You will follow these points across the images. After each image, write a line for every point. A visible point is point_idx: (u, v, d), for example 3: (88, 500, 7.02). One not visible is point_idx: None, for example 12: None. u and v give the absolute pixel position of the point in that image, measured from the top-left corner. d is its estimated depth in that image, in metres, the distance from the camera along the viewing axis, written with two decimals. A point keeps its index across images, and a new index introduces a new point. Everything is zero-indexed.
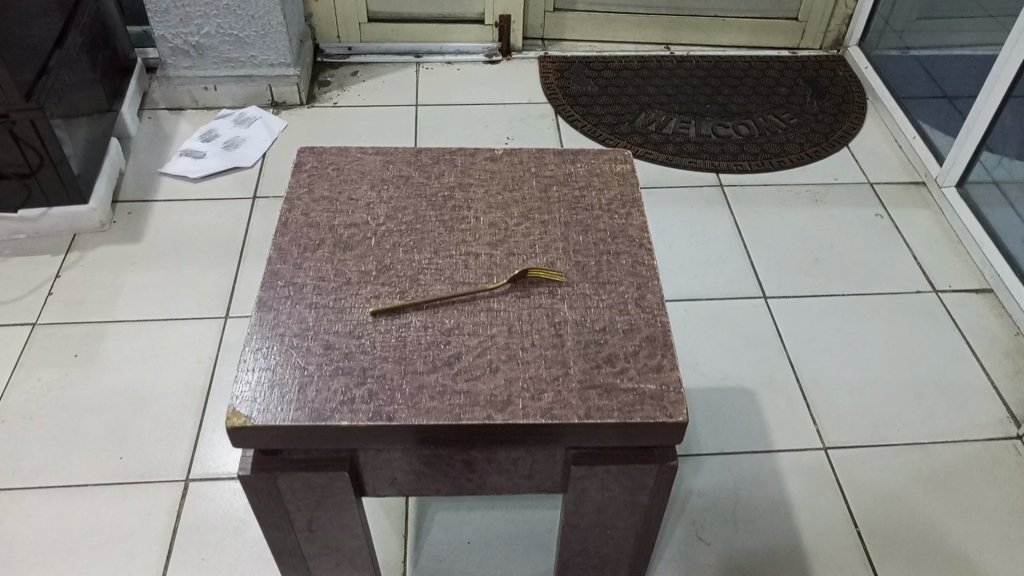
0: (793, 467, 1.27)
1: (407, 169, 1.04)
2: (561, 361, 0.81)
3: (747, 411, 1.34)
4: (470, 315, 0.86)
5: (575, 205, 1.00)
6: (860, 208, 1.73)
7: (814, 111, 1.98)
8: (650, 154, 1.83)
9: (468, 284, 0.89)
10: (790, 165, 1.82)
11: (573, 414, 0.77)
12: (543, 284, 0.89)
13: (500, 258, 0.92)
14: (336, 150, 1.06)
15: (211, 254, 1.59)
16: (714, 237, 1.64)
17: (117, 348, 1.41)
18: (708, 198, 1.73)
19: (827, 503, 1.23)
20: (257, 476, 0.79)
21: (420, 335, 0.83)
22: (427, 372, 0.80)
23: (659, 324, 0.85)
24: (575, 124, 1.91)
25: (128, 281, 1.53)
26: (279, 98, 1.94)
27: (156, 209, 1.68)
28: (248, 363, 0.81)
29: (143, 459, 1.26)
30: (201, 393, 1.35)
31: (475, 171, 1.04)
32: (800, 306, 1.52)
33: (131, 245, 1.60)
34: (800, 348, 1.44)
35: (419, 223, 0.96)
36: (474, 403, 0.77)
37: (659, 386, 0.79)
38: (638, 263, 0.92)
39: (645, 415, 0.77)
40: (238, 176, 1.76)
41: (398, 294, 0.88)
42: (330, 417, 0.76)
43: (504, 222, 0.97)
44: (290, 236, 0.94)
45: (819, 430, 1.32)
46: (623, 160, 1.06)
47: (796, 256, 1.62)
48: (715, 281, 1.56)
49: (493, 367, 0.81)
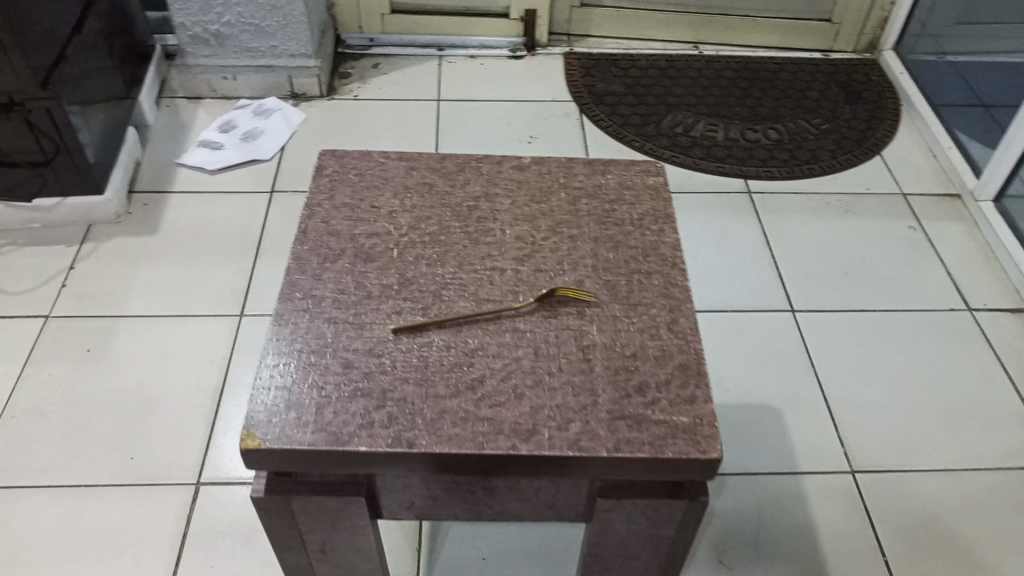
0: (818, 492, 1.23)
1: (431, 176, 1.00)
2: (589, 390, 0.78)
3: (771, 431, 1.30)
4: (495, 336, 0.82)
5: (605, 219, 0.96)
6: (892, 220, 1.68)
7: (846, 117, 1.92)
8: (676, 158, 1.78)
9: (493, 301, 0.86)
10: (820, 172, 1.77)
11: (601, 447, 0.74)
12: (571, 304, 0.86)
13: (526, 274, 0.89)
14: (359, 154, 1.02)
15: (227, 249, 1.56)
16: (740, 246, 1.60)
17: (129, 344, 1.39)
18: (735, 205, 1.69)
19: (853, 530, 1.19)
20: (269, 498, 0.76)
21: (443, 356, 0.80)
22: (449, 397, 0.77)
23: (692, 351, 0.82)
24: (600, 124, 1.87)
25: (143, 274, 1.50)
26: (299, 90, 1.90)
27: (172, 201, 1.65)
28: (263, 380, 0.77)
29: (152, 461, 1.24)
30: (213, 393, 1.32)
31: (502, 181, 1.00)
32: (828, 321, 1.47)
33: (146, 237, 1.57)
34: (828, 366, 1.40)
35: (443, 235, 0.93)
36: (498, 432, 0.74)
37: (692, 419, 0.76)
38: (671, 284, 0.88)
39: (678, 450, 0.74)
40: (256, 169, 1.73)
41: (420, 311, 0.84)
42: (347, 441, 0.73)
43: (531, 236, 0.93)
44: (310, 244, 0.91)
45: (846, 453, 1.28)
46: (655, 172, 1.02)
47: (825, 269, 1.57)
48: (741, 293, 1.51)
49: (519, 393, 0.77)
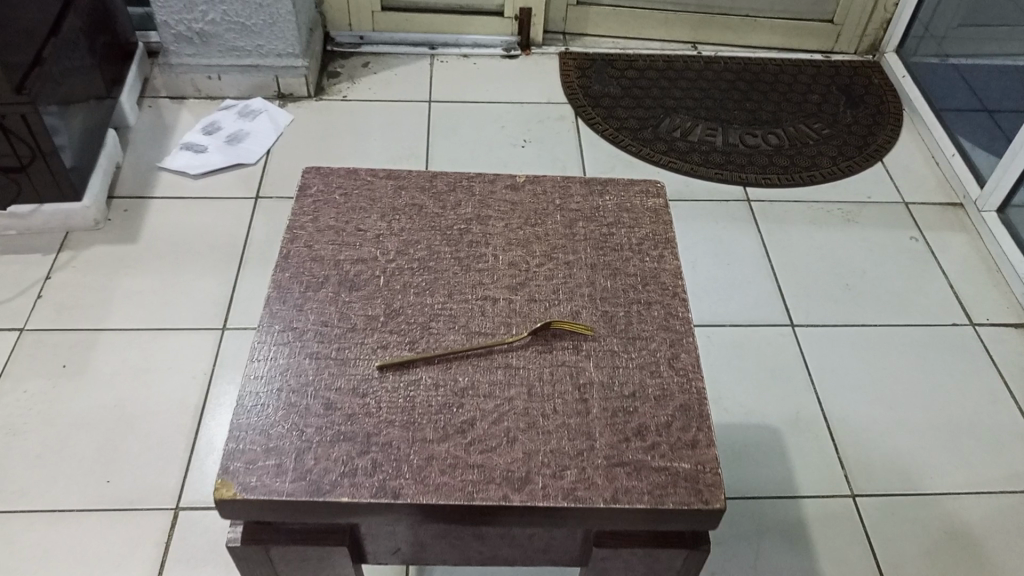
0: (819, 517, 1.19)
1: (420, 197, 0.96)
2: (585, 433, 0.74)
3: (771, 452, 1.27)
4: (486, 373, 0.78)
5: (602, 243, 0.91)
6: (894, 230, 1.64)
7: (847, 122, 1.88)
8: (674, 164, 1.73)
9: (484, 334, 0.81)
10: (821, 180, 1.73)
11: (598, 497, 0.69)
12: (566, 338, 0.81)
13: (520, 305, 0.84)
14: (344, 172, 0.97)
15: (211, 259, 1.51)
16: (739, 257, 1.56)
17: (108, 360, 1.33)
18: (734, 214, 1.64)
19: (854, 557, 1.15)
20: (247, 547, 0.72)
21: (431, 397, 0.76)
22: (437, 441, 0.73)
23: (694, 391, 0.78)
24: (596, 128, 1.82)
25: (124, 284, 1.45)
26: (286, 90, 1.85)
27: (154, 206, 1.59)
28: (240, 422, 0.73)
29: (130, 484, 1.19)
30: (195, 410, 1.28)
31: (494, 202, 0.96)
32: (829, 336, 1.44)
33: (125, 245, 1.52)
34: (829, 384, 1.36)
35: (433, 261, 0.88)
36: (488, 481, 0.70)
37: (694, 466, 0.72)
38: (672, 315, 0.84)
39: (678, 501, 0.70)
40: (241, 173, 1.68)
41: (407, 345, 0.80)
42: (328, 491, 0.69)
43: (525, 262, 0.89)
44: (293, 270, 0.86)
45: (847, 475, 1.24)
46: (655, 193, 0.98)
47: (826, 282, 1.53)
48: (740, 307, 1.47)
49: (511, 438, 0.73)
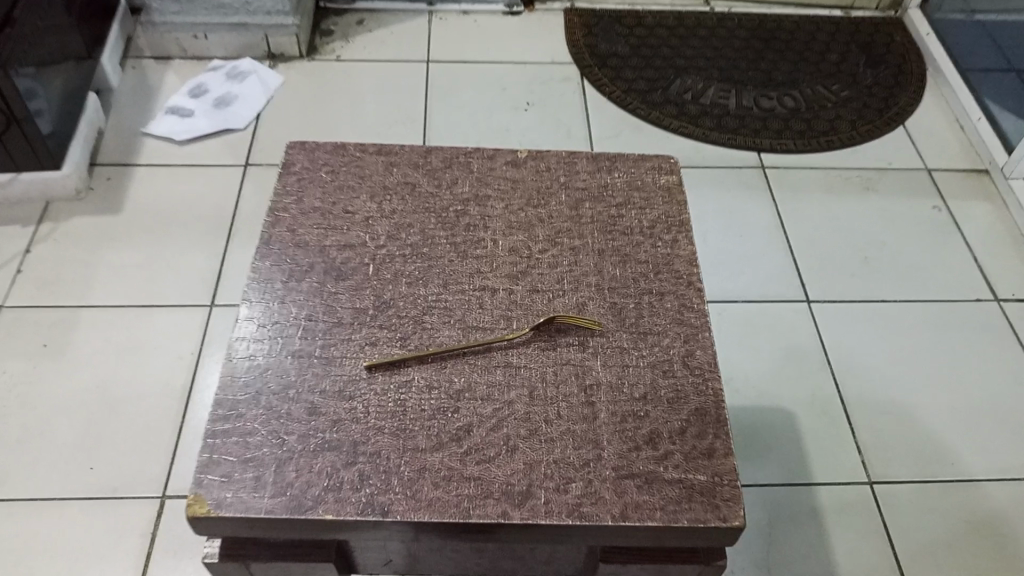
0: (835, 505, 1.14)
1: (413, 174, 0.88)
2: (592, 441, 0.68)
3: (785, 436, 1.21)
4: (484, 373, 0.72)
5: (610, 227, 0.84)
6: (916, 199, 1.56)
7: (867, 83, 1.78)
8: (685, 129, 1.65)
9: (482, 330, 0.75)
10: (839, 145, 1.64)
11: (606, 513, 0.64)
12: (572, 333, 0.75)
13: (521, 296, 0.78)
14: (331, 147, 0.90)
15: (198, 231, 1.44)
16: (753, 229, 1.49)
17: (90, 339, 1.28)
18: (748, 182, 1.56)
19: (871, 549, 1.10)
20: (226, 563, 0.67)
21: (424, 400, 0.69)
22: (430, 451, 0.66)
23: (711, 393, 0.71)
24: (603, 90, 1.73)
25: (107, 259, 1.38)
26: (276, 50, 1.76)
27: (138, 174, 1.52)
28: (216, 429, 0.67)
29: (114, 471, 1.14)
30: (182, 393, 1.22)
31: (493, 180, 0.88)
32: (847, 313, 1.37)
33: (108, 216, 1.45)
34: (846, 364, 1.30)
35: (427, 247, 0.81)
36: (486, 496, 0.64)
37: (710, 478, 0.66)
38: (686, 307, 0.77)
39: (693, 518, 0.64)
40: (229, 139, 1.60)
41: (398, 342, 0.73)
42: (311, 508, 0.63)
43: (527, 247, 0.82)
44: (276, 256, 0.79)
45: (865, 461, 1.19)
46: (669, 170, 0.90)
47: (844, 255, 1.46)
48: (753, 282, 1.40)
49: (512, 446, 0.67)
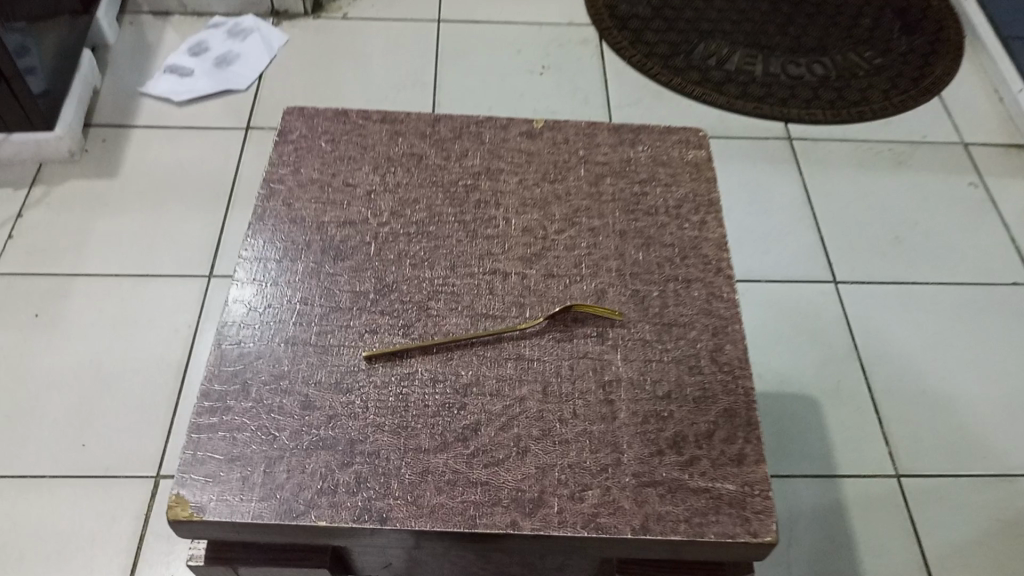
0: (860, 499, 1.08)
1: (419, 144, 0.82)
2: (610, 444, 0.62)
3: (808, 425, 1.15)
4: (494, 365, 0.66)
5: (633, 205, 0.78)
6: (951, 175, 1.48)
7: (901, 50, 1.69)
8: (708, 97, 1.56)
9: (492, 318, 0.69)
10: (870, 116, 1.56)
11: (626, 525, 0.58)
12: (590, 324, 0.69)
13: (535, 281, 0.72)
14: (332, 113, 0.84)
15: (197, 196, 1.38)
16: (778, 205, 1.41)
17: (83, 309, 1.22)
18: (774, 155, 1.49)
19: (896, 546, 1.05)
20: (212, 567, 0.62)
21: (428, 395, 0.64)
22: (434, 451, 0.61)
23: (741, 393, 0.66)
24: (623, 54, 1.64)
25: (103, 225, 1.33)
26: (280, 7, 1.68)
27: (134, 137, 1.45)
28: (201, 423, 0.61)
29: (107, 449, 1.09)
30: (179, 367, 1.17)
31: (506, 151, 0.82)
32: (875, 295, 1.30)
33: (103, 181, 1.38)
34: (873, 350, 1.24)
35: (434, 224, 0.75)
36: (494, 503, 0.59)
37: (740, 487, 0.60)
38: (715, 297, 0.71)
39: (721, 531, 0.58)
40: (230, 100, 1.53)
41: (401, 330, 0.67)
42: (303, 513, 0.57)
43: (542, 227, 0.76)
44: (272, 231, 0.74)
45: (891, 453, 1.13)
46: (696, 145, 0.83)
47: (873, 234, 1.38)
48: (778, 261, 1.33)
49: (523, 448, 0.61)
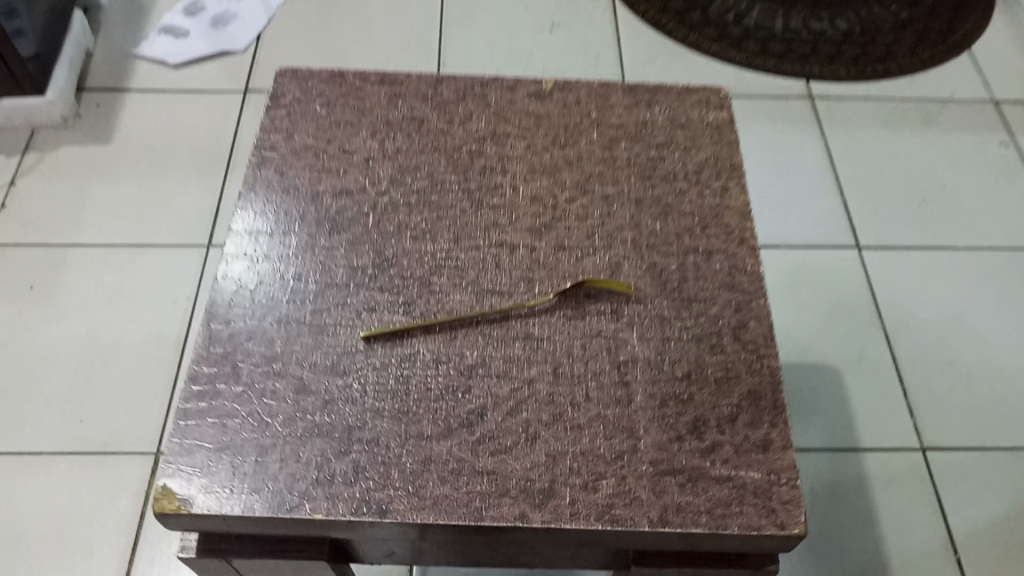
0: (883, 474, 1.04)
1: (421, 107, 0.77)
2: (626, 430, 0.58)
3: (829, 397, 1.11)
4: (501, 346, 0.62)
5: (649, 171, 0.73)
6: (981, 134, 1.41)
7: (929, 3, 1.61)
8: (725, 55, 1.50)
9: (499, 294, 0.64)
10: (896, 73, 1.49)
11: (642, 517, 0.54)
12: (604, 300, 0.64)
13: (545, 254, 0.67)
14: (328, 75, 0.78)
15: (194, 163, 1.33)
16: (799, 167, 1.35)
17: (79, 281, 1.19)
18: (794, 115, 1.42)
19: (920, 523, 1.01)
20: (203, 559, 0.58)
21: (431, 378, 0.60)
22: (437, 439, 0.57)
23: (766, 374, 0.61)
24: (636, 10, 1.57)
25: (98, 194, 1.28)
26: None
27: (129, 101, 1.40)
28: (189, 409, 0.57)
29: (105, 425, 1.06)
30: (178, 341, 1.14)
31: (514, 114, 0.76)
32: (900, 262, 1.25)
33: (97, 147, 1.34)
34: (898, 319, 1.19)
35: (437, 193, 0.70)
36: (502, 494, 0.55)
37: (765, 476, 0.56)
38: (738, 270, 0.67)
39: (745, 523, 0.54)
40: (228, 62, 1.47)
41: (401, 308, 0.63)
42: (297, 506, 0.54)
43: (552, 195, 0.71)
44: (266, 202, 0.69)
45: (916, 426, 1.09)
46: (717, 106, 0.78)
47: (898, 197, 1.32)
48: (799, 226, 1.28)
49: (532, 435, 0.57)
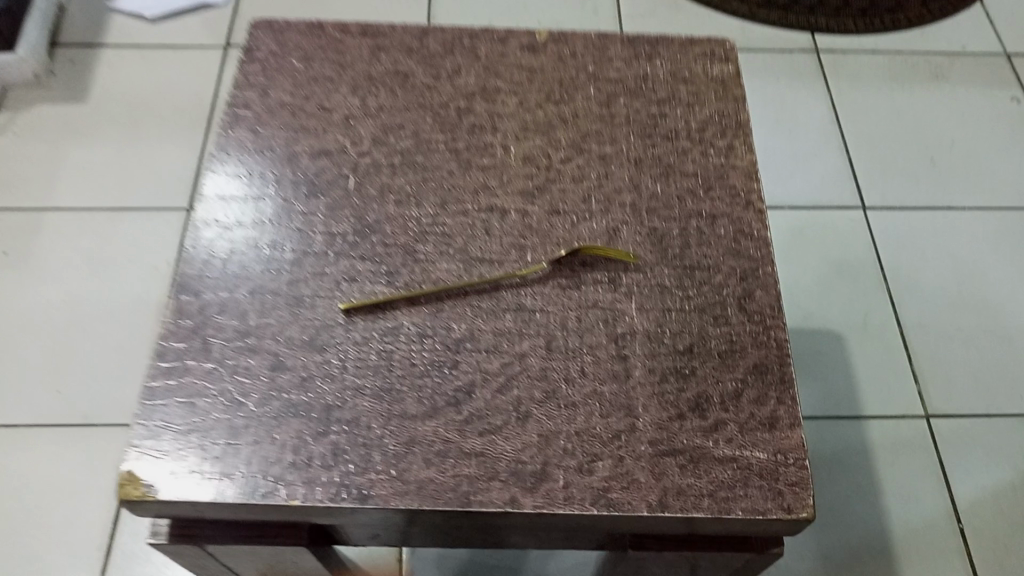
0: (888, 442, 1.02)
1: (405, 61, 0.71)
2: (624, 407, 0.54)
3: (833, 364, 1.07)
4: (490, 318, 0.58)
5: (649, 129, 0.68)
6: (993, 89, 1.36)
7: None
8: (728, 6, 1.43)
9: (489, 262, 0.60)
10: (906, 26, 1.43)
11: (641, 502, 0.51)
12: (601, 268, 0.60)
13: (538, 219, 0.63)
14: (306, 26, 0.73)
15: (174, 122, 1.27)
16: (804, 125, 1.30)
17: (55, 247, 1.14)
18: (799, 69, 1.36)
19: (925, 493, 0.98)
20: (176, 545, 0.55)
21: (415, 353, 0.56)
22: (422, 419, 0.53)
23: (772, 347, 0.57)
24: None
25: (73, 155, 1.23)
26: None
27: (105, 57, 1.34)
28: (157, 388, 0.54)
29: (84, 396, 1.03)
30: (159, 308, 1.10)
31: (505, 68, 0.71)
32: (908, 223, 1.21)
33: (73, 106, 1.28)
34: (905, 282, 1.15)
35: (422, 154, 0.66)
36: (491, 477, 0.51)
37: (771, 456, 0.53)
38: (743, 235, 0.62)
39: (749, 507, 0.51)
40: (207, 15, 1.40)
41: (384, 278, 0.59)
42: (273, 492, 0.50)
43: (545, 156, 0.66)
44: (238, 164, 0.64)
45: (922, 393, 1.06)
46: (722, 59, 0.73)
47: (906, 155, 1.28)
48: (803, 187, 1.23)
49: (524, 414, 0.54)
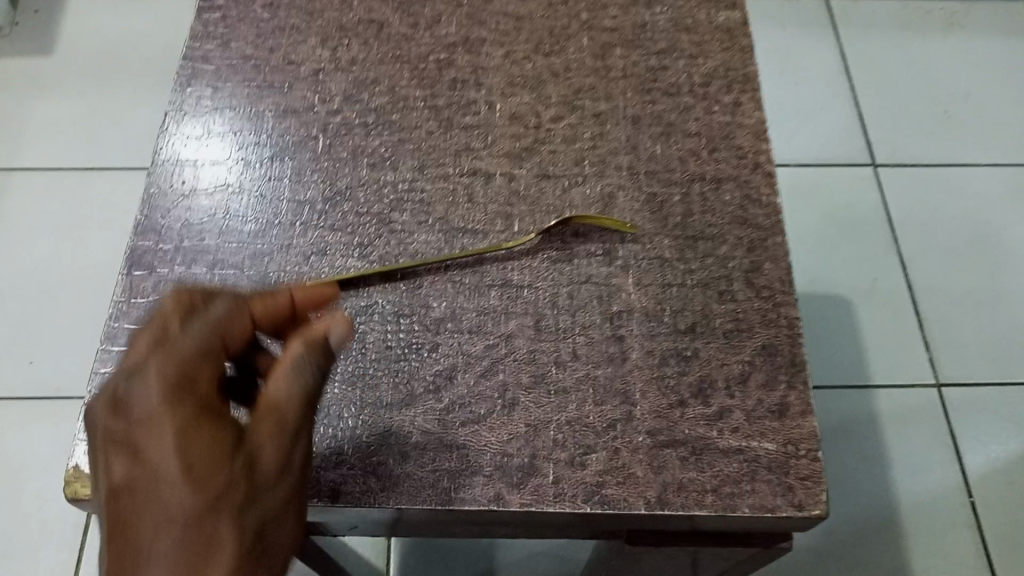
0: (895, 412, 0.97)
1: (380, 8, 0.65)
2: (620, 394, 0.49)
3: (839, 330, 1.03)
4: (474, 295, 0.52)
5: (649, 83, 0.62)
6: (1010, 38, 1.29)
7: None
8: None
9: (473, 233, 0.55)
10: None
11: (638, 499, 0.46)
12: (595, 238, 0.55)
13: (526, 184, 0.57)
14: None
15: (145, 76, 1.20)
16: (811, 77, 1.24)
17: (22, 210, 1.08)
18: (806, 18, 1.29)
19: (933, 465, 0.95)
20: None
21: (391, 335, 0.51)
22: (398, 408, 0.48)
23: (782, 325, 0.52)
24: None
25: (39, 112, 1.16)
26: None
27: (71, 7, 1.26)
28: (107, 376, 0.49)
29: (55, 368, 0.98)
30: None
31: (491, 16, 0.65)
32: (919, 181, 1.15)
33: (38, 60, 1.21)
34: (914, 244, 1.10)
35: (399, 112, 0.60)
36: (473, 473, 0.47)
37: (780, 447, 0.48)
38: (751, 202, 0.57)
39: (757, 503, 0.46)
40: None
41: (357, 251, 0.54)
42: None
43: (535, 113, 0.60)
44: (196, 124, 0.58)
45: (932, 360, 1.01)
46: (728, 5, 0.66)
47: (918, 108, 1.21)
48: (810, 143, 1.17)
49: (511, 402, 0.49)
